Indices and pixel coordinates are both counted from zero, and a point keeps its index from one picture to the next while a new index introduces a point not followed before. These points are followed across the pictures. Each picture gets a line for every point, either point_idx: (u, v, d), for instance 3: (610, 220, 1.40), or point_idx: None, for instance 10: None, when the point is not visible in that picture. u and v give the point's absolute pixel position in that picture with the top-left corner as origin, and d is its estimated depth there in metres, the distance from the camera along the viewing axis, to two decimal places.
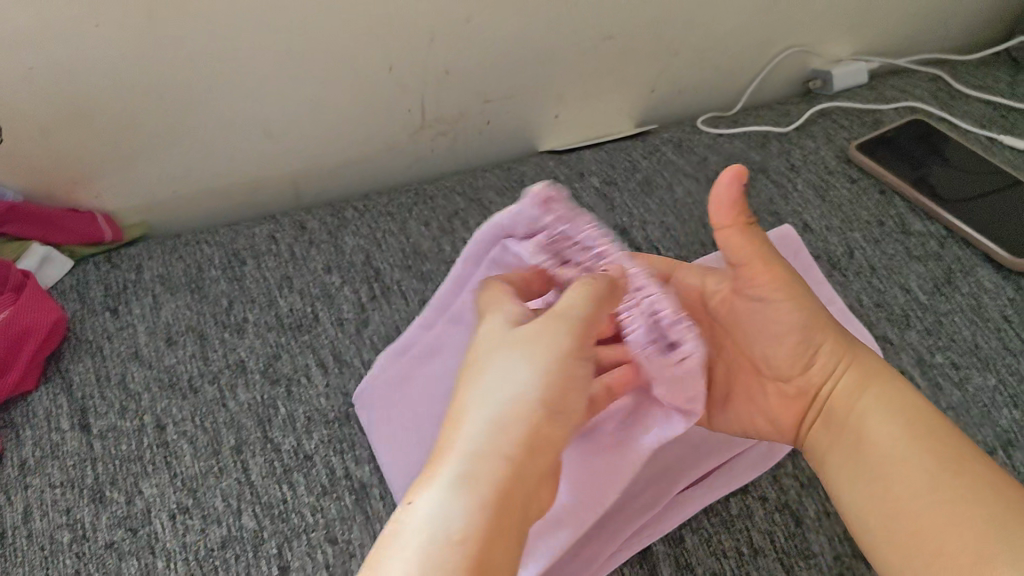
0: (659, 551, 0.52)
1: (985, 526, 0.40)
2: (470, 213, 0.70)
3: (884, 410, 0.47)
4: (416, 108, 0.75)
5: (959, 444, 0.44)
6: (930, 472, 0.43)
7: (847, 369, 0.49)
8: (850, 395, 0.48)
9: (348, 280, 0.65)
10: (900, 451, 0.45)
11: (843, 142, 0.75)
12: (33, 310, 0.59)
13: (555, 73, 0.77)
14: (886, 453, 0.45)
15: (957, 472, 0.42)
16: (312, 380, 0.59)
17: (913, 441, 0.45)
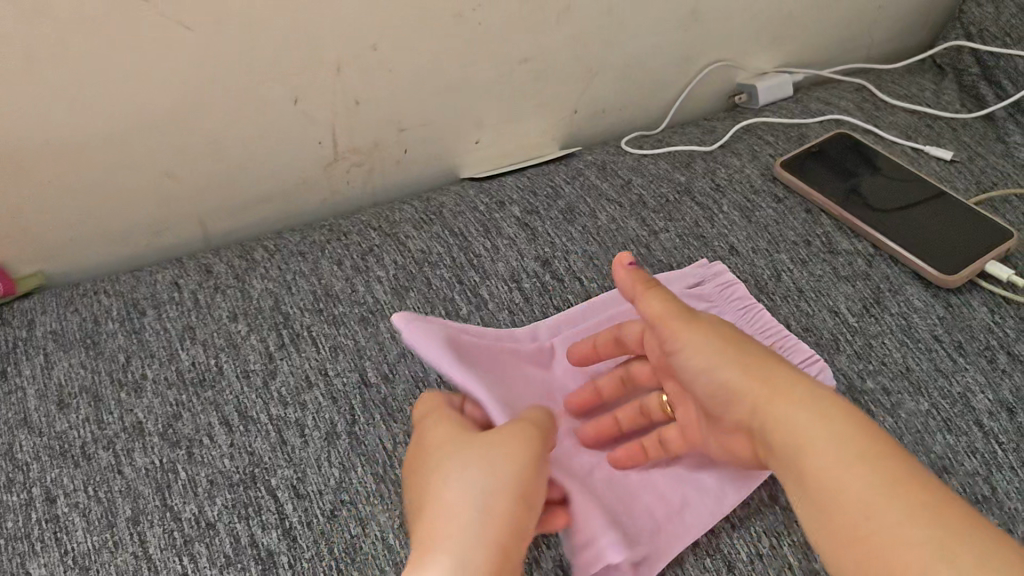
0: None
1: (833, 526, 0.42)
2: (386, 249, 0.66)
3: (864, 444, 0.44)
4: (327, 141, 0.71)
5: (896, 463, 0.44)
6: (795, 479, 0.45)
7: (764, 392, 0.48)
8: (775, 419, 0.47)
9: (255, 327, 0.61)
10: (879, 501, 0.41)
11: (769, 158, 0.73)
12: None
13: (471, 99, 0.74)
14: (838, 489, 0.43)
15: (939, 517, 0.40)
16: (215, 441, 0.55)
17: (871, 475, 0.42)
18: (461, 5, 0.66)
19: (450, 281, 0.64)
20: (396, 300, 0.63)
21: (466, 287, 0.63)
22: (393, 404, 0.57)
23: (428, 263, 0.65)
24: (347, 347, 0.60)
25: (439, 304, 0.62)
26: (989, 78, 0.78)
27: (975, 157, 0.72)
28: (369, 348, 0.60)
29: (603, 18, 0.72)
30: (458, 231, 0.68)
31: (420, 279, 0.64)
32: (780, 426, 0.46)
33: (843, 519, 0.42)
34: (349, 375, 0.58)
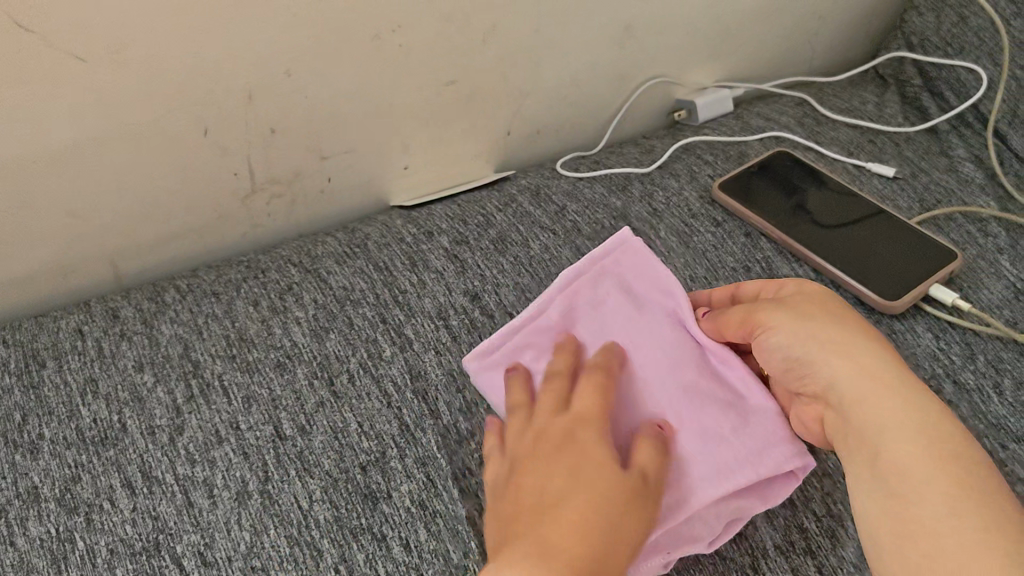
0: None
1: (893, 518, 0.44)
2: (306, 287, 0.63)
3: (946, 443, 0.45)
4: (244, 172, 0.67)
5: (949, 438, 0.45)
6: (863, 460, 0.46)
7: (849, 371, 0.48)
8: (858, 398, 0.47)
9: (162, 378, 0.57)
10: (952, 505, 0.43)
11: (707, 179, 0.70)
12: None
13: (397, 124, 0.70)
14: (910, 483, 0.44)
15: (998, 537, 0.41)
16: (116, 505, 0.51)
17: (943, 476, 0.44)
18: (380, 26, 0.63)
19: (373, 319, 0.60)
20: (315, 342, 0.59)
21: (390, 326, 0.60)
22: (309, 457, 0.53)
23: (350, 301, 0.61)
24: (261, 397, 0.56)
25: (360, 345, 0.59)
26: (932, 89, 0.76)
27: (918, 173, 0.69)
28: (285, 397, 0.56)
29: (532, 36, 0.69)
30: (383, 265, 0.64)
31: (341, 319, 0.60)
32: (863, 411, 0.47)
33: (905, 514, 0.43)
34: (263, 427, 0.54)
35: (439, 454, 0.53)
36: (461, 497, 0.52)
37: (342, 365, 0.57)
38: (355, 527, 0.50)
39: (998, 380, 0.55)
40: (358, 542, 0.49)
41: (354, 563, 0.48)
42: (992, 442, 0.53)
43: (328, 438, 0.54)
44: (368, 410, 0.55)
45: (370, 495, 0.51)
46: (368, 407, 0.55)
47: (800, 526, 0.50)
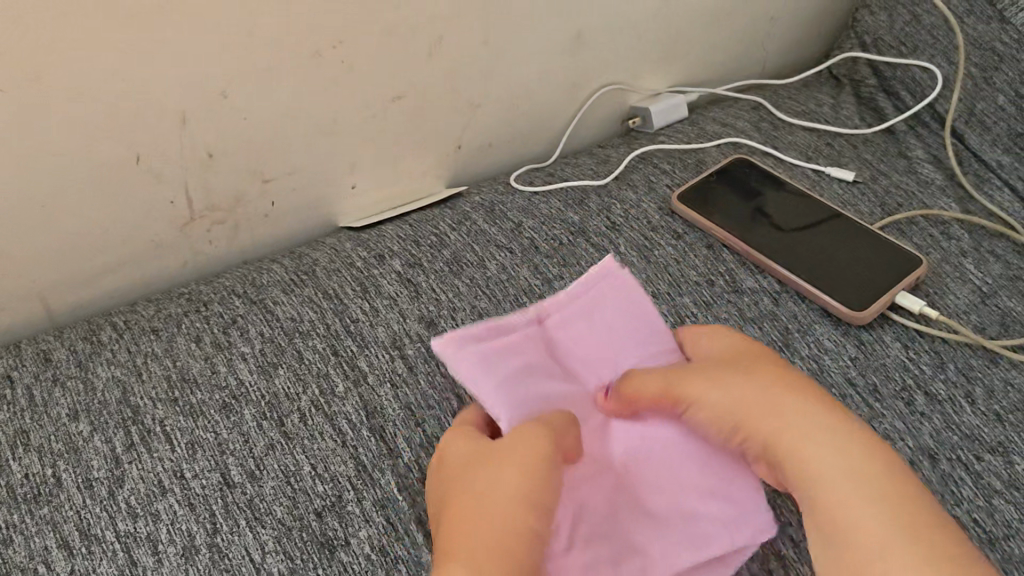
0: None
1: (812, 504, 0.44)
2: (251, 320, 0.60)
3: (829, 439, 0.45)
4: (181, 199, 0.64)
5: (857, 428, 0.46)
6: (793, 429, 0.46)
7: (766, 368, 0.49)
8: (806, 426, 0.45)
9: (99, 425, 0.54)
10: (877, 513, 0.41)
11: (666, 190, 0.68)
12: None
13: (343, 143, 0.67)
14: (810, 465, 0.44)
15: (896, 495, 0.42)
16: (52, 569, 0.47)
17: (871, 454, 0.44)
18: (320, 42, 0.60)
19: (324, 352, 0.57)
20: (263, 380, 0.56)
21: (342, 359, 0.57)
22: (260, 505, 0.50)
23: (298, 333, 0.58)
24: (206, 442, 0.53)
25: (311, 381, 0.56)
26: (887, 89, 0.75)
27: (878, 175, 0.68)
28: (232, 441, 0.53)
29: (479, 47, 0.67)
30: (332, 292, 0.61)
31: (290, 353, 0.57)
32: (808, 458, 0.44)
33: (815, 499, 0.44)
34: (210, 475, 0.51)
35: (399, 496, 0.51)
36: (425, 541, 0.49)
37: (292, 404, 0.54)
38: None
39: (969, 389, 0.54)
40: None
41: None
42: (967, 455, 0.51)
43: (279, 483, 0.51)
44: (322, 451, 0.52)
45: (328, 543, 0.48)
46: (322, 448, 0.52)
47: (778, 555, 0.48)
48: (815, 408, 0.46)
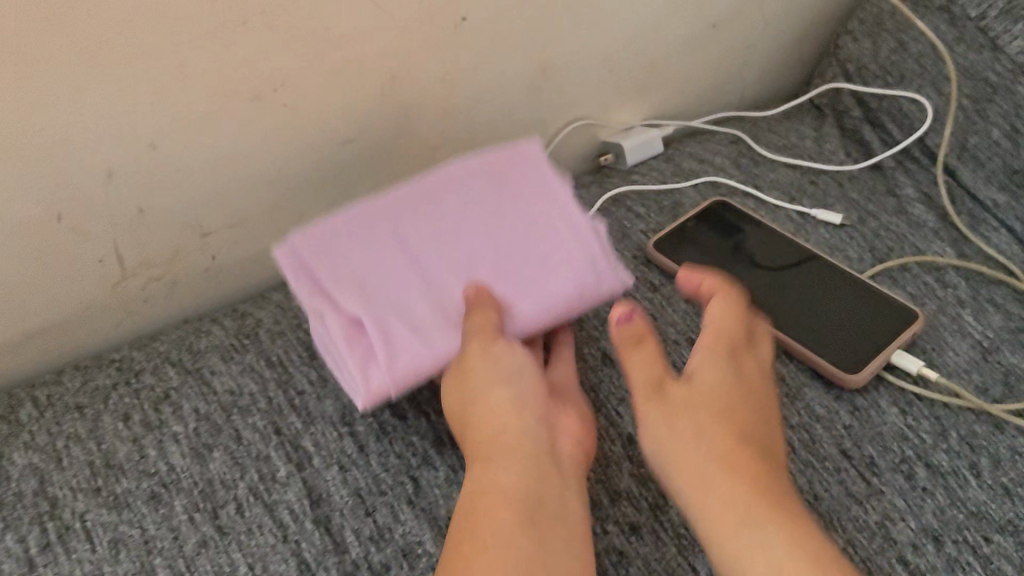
0: None
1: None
2: (185, 394, 0.54)
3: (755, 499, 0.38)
4: (111, 258, 0.58)
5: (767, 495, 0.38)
6: (699, 499, 0.39)
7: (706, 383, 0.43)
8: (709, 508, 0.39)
9: (11, 522, 0.48)
10: None
11: (640, 237, 0.63)
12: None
13: (290, 192, 0.62)
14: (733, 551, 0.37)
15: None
16: None
17: (776, 539, 0.37)
18: (260, 85, 0.54)
19: (265, 431, 0.52)
20: (196, 465, 0.50)
21: (285, 439, 0.51)
22: None
23: (237, 409, 0.53)
24: (131, 540, 0.47)
25: (250, 466, 0.50)
26: (873, 120, 0.70)
27: (866, 217, 0.64)
28: (159, 538, 0.47)
29: (436, 85, 0.61)
30: (277, 360, 0.56)
31: (228, 432, 0.52)
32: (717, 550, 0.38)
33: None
34: None
35: None
36: None
37: (228, 492, 0.49)
38: None
39: (973, 460, 0.50)
40: None
41: None
42: (974, 535, 0.47)
43: None
44: (261, 546, 0.47)
45: None
46: (261, 544, 0.47)
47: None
48: (720, 471, 0.39)
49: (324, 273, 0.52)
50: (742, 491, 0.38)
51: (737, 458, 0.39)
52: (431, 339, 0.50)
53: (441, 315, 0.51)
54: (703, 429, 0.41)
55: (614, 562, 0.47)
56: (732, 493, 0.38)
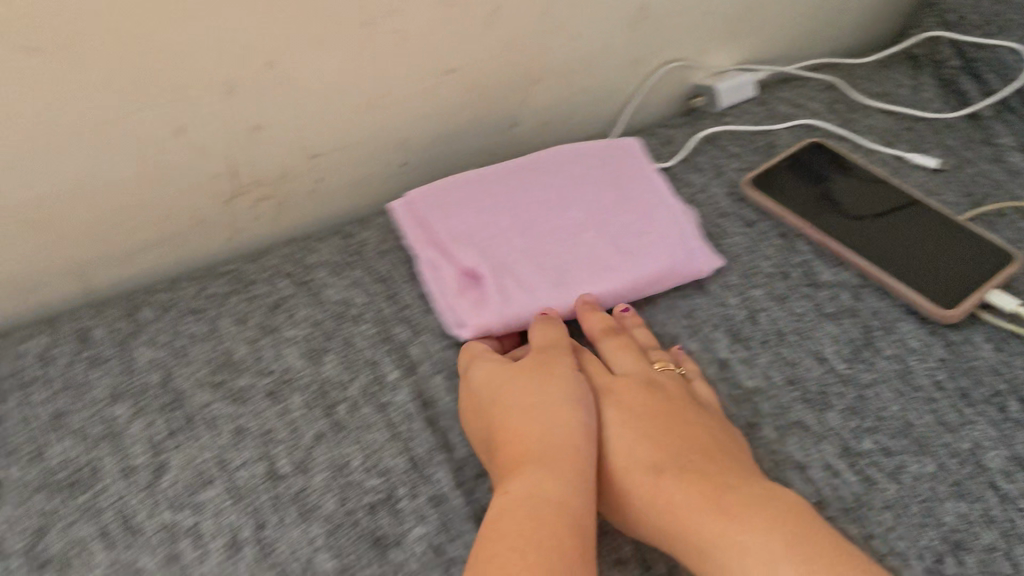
0: None
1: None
2: (298, 302, 0.57)
3: (704, 489, 0.42)
4: (224, 174, 0.61)
5: (764, 504, 0.41)
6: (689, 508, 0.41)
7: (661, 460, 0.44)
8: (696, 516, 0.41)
9: (141, 408, 0.51)
10: None
11: (735, 174, 0.65)
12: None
13: (397, 119, 0.64)
14: (717, 542, 0.40)
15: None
16: (92, 560, 0.45)
17: (767, 527, 0.39)
18: (373, 11, 0.56)
19: (374, 340, 0.54)
20: (311, 366, 0.53)
21: (393, 346, 0.54)
22: (309, 498, 0.47)
23: (347, 318, 0.55)
24: (252, 429, 0.50)
25: (362, 369, 0.53)
26: (972, 71, 0.70)
27: (962, 164, 0.64)
28: (279, 429, 0.50)
29: (539, 19, 0.63)
30: (383, 276, 0.58)
31: (339, 338, 0.54)
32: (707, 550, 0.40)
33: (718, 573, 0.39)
34: (256, 465, 0.49)
35: (455, 494, 0.48)
36: None
37: (342, 392, 0.52)
38: None
39: None
40: None
41: None
42: None
43: (329, 474, 0.48)
44: (376, 441, 0.50)
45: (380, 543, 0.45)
46: (376, 439, 0.50)
47: (866, 534, 0.45)
48: (703, 498, 0.41)
49: (438, 228, 0.56)
50: (718, 503, 0.41)
51: (720, 486, 0.42)
52: (542, 290, 0.53)
53: (543, 281, 0.54)
54: (684, 484, 0.43)
55: None
56: (720, 501, 0.41)
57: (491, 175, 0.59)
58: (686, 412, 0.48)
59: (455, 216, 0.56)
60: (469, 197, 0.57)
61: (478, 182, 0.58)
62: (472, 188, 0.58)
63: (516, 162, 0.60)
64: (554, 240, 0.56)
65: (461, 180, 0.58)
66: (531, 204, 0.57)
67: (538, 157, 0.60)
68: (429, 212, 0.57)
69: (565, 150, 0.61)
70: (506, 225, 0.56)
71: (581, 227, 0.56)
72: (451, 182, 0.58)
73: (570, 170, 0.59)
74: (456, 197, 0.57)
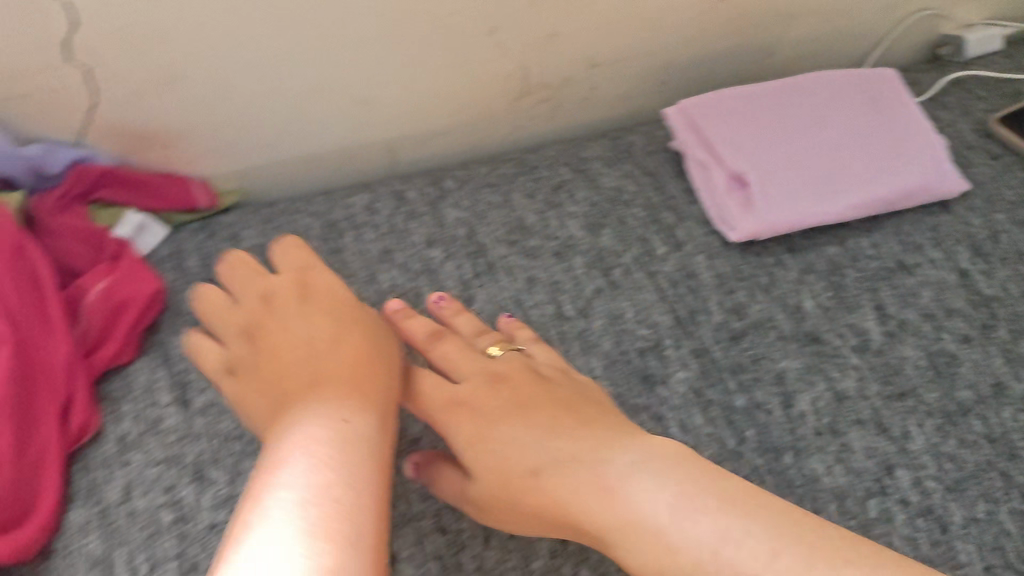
0: None
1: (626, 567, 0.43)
2: (578, 184, 0.66)
3: (561, 472, 0.46)
4: (519, 74, 0.70)
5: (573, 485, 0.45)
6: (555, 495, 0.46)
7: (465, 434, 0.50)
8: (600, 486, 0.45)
9: (450, 254, 0.62)
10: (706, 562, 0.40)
11: (981, 113, 0.70)
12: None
13: (671, 40, 0.72)
14: (594, 520, 0.44)
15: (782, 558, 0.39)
16: (417, 361, 0.57)
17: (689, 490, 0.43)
18: None
19: (645, 221, 0.63)
20: (591, 236, 0.62)
21: (662, 226, 0.62)
22: (590, 338, 0.57)
23: (621, 201, 0.64)
24: (542, 279, 0.60)
25: (634, 243, 0.61)
26: None
27: None
28: (564, 282, 0.60)
29: None
30: (651, 171, 0.66)
31: (614, 217, 0.63)
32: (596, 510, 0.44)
33: (624, 505, 0.44)
34: (546, 307, 0.58)
35: (714, 348, 0.56)
36: (737, 389, 0.54)
37: (618, 259, 0.60)
38: (636, 404, 0.54)
39: None
40: (638, 419, 0.53)
41: None
42: None
43: (607, 321, 0.57)
44: (646, 300, 0.58)
45: (648, 378, 0.55)
46: (645, 298, 0.58)
47: None
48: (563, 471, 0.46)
49: (710, 133, 0.63)
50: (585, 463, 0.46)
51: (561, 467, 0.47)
52: (801, 195, 0.60)
53: (802, 187, 0.61)
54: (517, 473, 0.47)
55: (946, 362, 0.56)
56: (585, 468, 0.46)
57: (755, 91, 0.65)
58: (563, 390, 0.52)
59: (724, 124, 0.63)
60: (737, 109, 0.64)
61: (743, 97, 0.65)
62: (739, 101, 0.65)
63: (776, 84, 0.66)
64: (813, 154, 0.62)
65: (728, 93, 0.65)
66: (793, 121, 0.64)
67: (795, 81, 0.67)
68: (702, 119, 0.64)
69: (821, 76, 0.67)
70: (770, 136, 0.63)
71: (837, 145, 0.63)
72: (720, 95, 0.65)
73: (827, 97, 0.66)
74: (726, 108, 0.64)
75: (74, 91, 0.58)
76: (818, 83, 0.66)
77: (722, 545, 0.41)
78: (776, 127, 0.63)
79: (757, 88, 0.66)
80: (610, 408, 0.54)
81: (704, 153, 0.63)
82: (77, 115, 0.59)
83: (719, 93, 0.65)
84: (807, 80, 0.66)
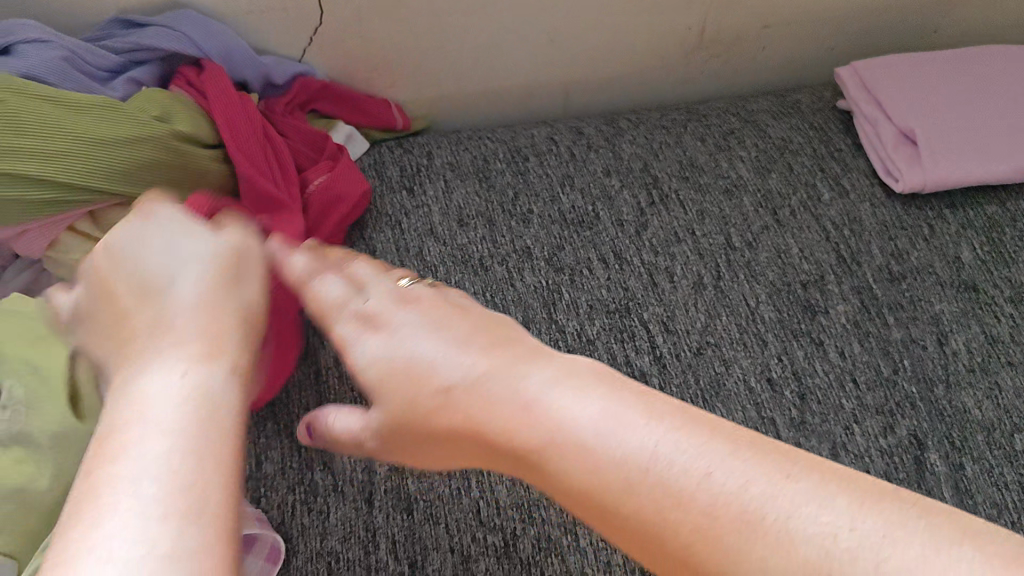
0: (972, 471, 0.52)
1: (564, 493, 0.29)
2: (747, 133, 0.71)
3: (448, 446, 0.34)
4: (696, 27, 0.75)
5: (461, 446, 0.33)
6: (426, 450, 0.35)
7: None
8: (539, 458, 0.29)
9: (626, 184, 0.68)
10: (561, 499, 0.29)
11: None
12: (229, 111, 0.60)
13: (844, 8, 0.76)
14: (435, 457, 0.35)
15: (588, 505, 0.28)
16: (594, 272, 0.62)
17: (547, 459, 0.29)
18: None
19: (812, 169, 0.68)
20: (759, 178, 0.68)
21: (828, 176, 0.68)
22: (756, 267, 0.62)
23: (789, 150, 0.70)
24: (712, 213, 0.65)
25: (801, 188, 0.67)
26: None
27: None
28: (733, 217, 0.65)
29: None
30: (818, 126, 0.72)
31: (782, 163, 0.69)
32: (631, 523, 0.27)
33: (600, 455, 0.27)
34: (716, 237, 0.64)
35: (872, 284, 0.61)
36: (894, 324, 0.59)
37: (784, 201, 0.66)
38: (796, 328, 0.59)
39: None
40: (798, 341, 0.58)
41: (795, 357, 0.57)
42: None
43: (773, 254, 0.63)
44: (811, 239, 0.64)
45: (811, 307, 0.60)
46: (809, 238, 0.64)
47: None
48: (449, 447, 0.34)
49: (877, 92, 0.69)
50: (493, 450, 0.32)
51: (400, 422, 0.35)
52: (962, 149, 0.65)
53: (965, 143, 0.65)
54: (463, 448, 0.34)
55: None
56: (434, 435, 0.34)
57: (926, 61, 0.71)
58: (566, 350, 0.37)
59: (892, 86, 0.69)
60: (905, 74, 0.70)
61: (912, 65, 0.70)
62: (908, 68, 0.70)
63: (947, 56, 0.71)
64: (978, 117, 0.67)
65: (898, 61, 0.71)
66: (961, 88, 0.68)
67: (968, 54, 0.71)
68: (869, 82, 0.70)
69: (993, 52, 0.71)
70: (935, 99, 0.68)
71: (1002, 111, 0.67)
72: (890, 62, 0.71)
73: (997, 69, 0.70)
74: (895, 73, 0.70)
75: (310, 9, 0.64)
76: (990, 57, 0.71)
77: (720, 468, 0.26)
78: (946, 91, 0.68)
79: (926, 58, 0.71)
80: (773, 330, 0.59)
81: (874, 110, 0.69)
82: (307, 32, 0.66)
83: (888, 61, 0.71)
84: (979, 54, 0.71)
